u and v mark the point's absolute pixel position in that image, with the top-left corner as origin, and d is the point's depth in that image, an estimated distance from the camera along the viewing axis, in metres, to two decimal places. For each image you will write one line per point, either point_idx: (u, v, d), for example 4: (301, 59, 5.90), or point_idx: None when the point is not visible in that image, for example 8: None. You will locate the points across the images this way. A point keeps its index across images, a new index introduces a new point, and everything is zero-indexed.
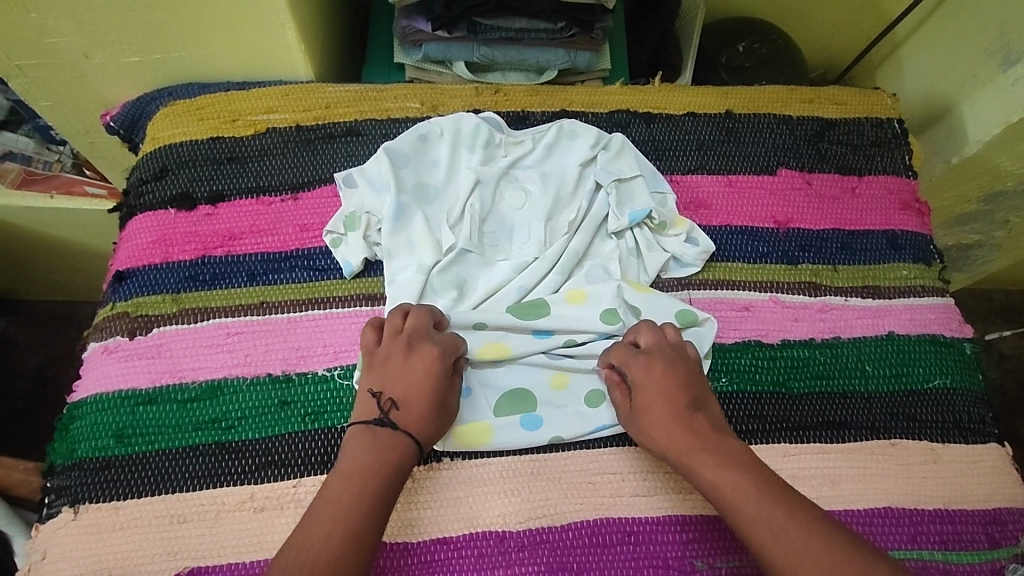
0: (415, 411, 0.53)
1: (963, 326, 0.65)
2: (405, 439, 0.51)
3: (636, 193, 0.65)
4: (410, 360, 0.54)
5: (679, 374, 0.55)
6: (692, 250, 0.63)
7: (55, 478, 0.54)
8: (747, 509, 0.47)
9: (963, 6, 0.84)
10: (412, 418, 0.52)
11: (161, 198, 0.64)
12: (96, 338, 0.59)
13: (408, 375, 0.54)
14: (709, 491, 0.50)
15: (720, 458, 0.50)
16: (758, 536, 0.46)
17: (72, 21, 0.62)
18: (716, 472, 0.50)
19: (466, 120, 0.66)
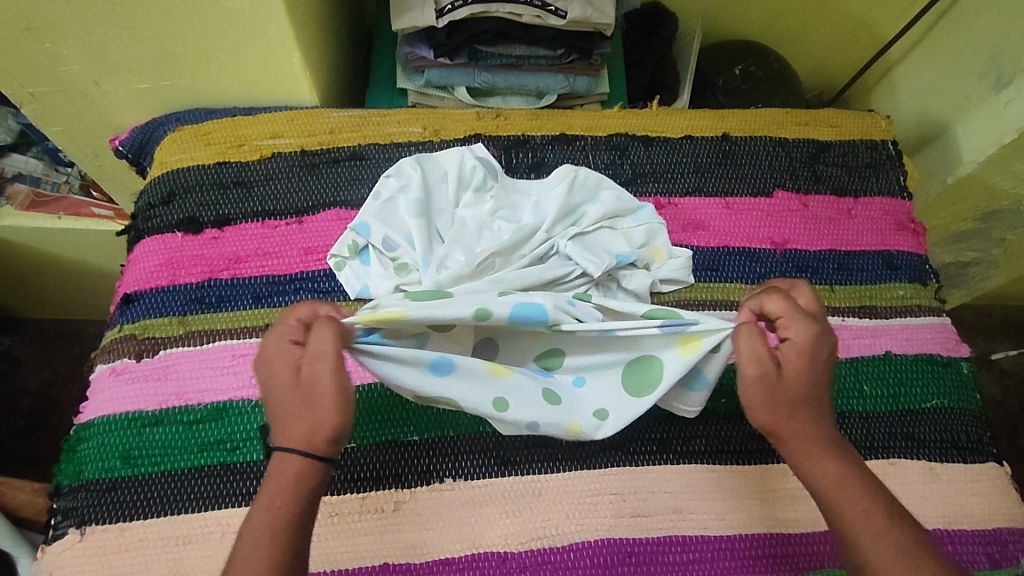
0: (289, 415, 0.45)
1: (960, 346, 0.66)
2: (284, 456, 0.44)
3: (619, 235, 0.65)
4: (270, 363, 0.47)
5: (829, 358, 0.49)
6: (676, 267, 0.64)
7: (61, 499, 0.55)
8: (857, 513, 0.45)
9: (954, 29, 0.85)
10: (292, 428, 0.45)
11: (168, 222, 0.65)
12: (103, 360, 0.60)
13: (272, 381, 0.46)
14: (822, 490, 0.47)
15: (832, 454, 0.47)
16: (860, 542, 0.45)
17: (85, 51, 0.64)
18: (828, 471, 0.47)
19: (467, 159, 0.67)
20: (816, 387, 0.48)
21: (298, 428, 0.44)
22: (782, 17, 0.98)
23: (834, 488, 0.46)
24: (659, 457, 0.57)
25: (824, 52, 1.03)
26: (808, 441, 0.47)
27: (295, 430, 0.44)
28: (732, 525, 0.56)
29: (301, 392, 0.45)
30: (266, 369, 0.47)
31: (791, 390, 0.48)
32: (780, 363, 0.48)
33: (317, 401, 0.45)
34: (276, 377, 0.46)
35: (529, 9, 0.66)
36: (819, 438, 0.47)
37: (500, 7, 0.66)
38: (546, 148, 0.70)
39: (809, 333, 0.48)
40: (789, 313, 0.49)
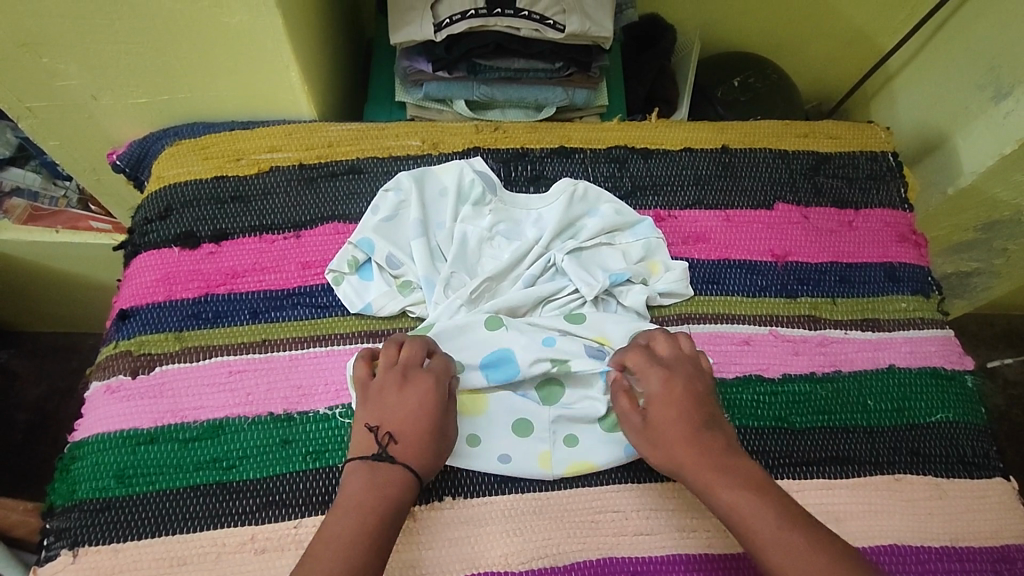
0: (412, 441, 0.52)
1: (963, 358, 0.65)
2: (400, 471, 0.50)
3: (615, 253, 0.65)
4: (406, 396, 0.53)
5: (695, 390, 0.54)
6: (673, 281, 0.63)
7: (54, 520, 0.54)
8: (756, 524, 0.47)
9: (952, 40, 0.85)
10: (412, 449, 0.51)
11: (165, 237, 0.64)
12: (98, 377, 0.59)
13: (407, 410, 0.53)
14: (727, 516, 0.49)
15: (729, 474, 0.50)
16: (764, 550, 0.46)
17: (82, 65, 0.64)
18: (729, 490, 0.49)
19: (463, 173, 0.66)
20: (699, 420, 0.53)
21: (423, 455, 0.51)
22: (781, 29, 0.98)
23: (730, 503, 0.49)
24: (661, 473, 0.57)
25: (822, 64, 1.03)
26: (704, 464, 0.51)
27: (419, 455, 0.51)
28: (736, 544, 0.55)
29: (434, 426, 0.53)
30: (392, 398, 0.53)
31: (677, 425, 0.52)
32: (657, 404, 0.53)
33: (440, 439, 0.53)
34: (412, 407, 0.53)
35: (528, 23, 0.66)
36: (708, 461, 0.51)
37: (499, 21, 0.65)
38: (546, 161, 0.70)
39: (663, 375, 0.54)
40: (643, 363, 0.55)
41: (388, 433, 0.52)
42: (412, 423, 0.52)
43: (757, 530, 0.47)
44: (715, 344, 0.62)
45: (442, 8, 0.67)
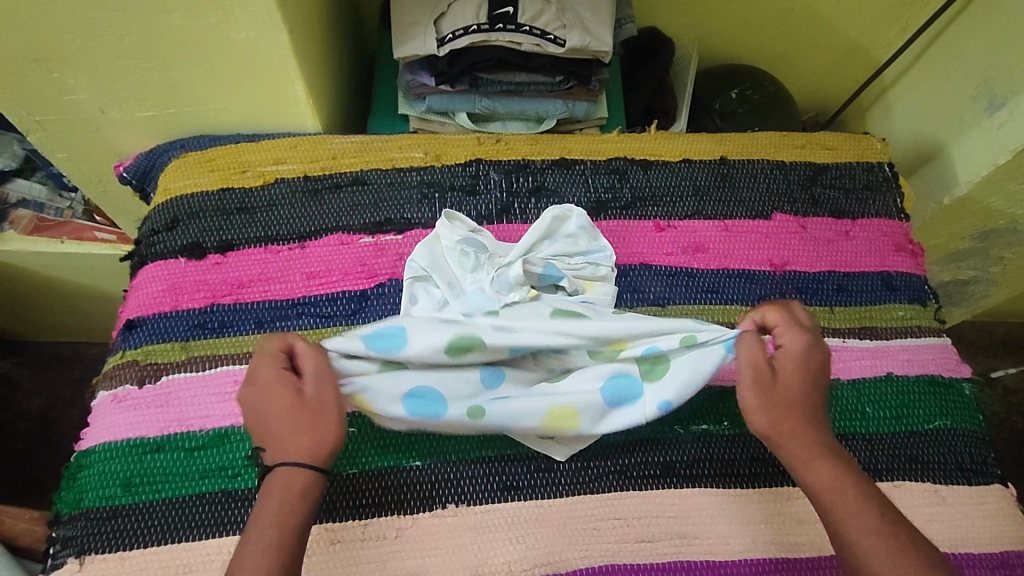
0: (286, 439, 0.49)
1: (960, 366, 0.66)
2: (290, 473, 0.48)
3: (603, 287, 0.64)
4: (268, 393, 0.51)
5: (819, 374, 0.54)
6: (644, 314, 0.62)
7: (60, 528, 0.55)
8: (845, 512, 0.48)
9: (946, 53, 0.87)
10: (291, 443, 0.49)
11: (172, 248, 0.65)
12: (104, 386, 0.60)
13: (273, 409, 0.50)
14: (816, 493, 0.50)
15: (822, 454, 0.51)
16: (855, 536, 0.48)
17: (92, 79, 0.65)
18: (818, 470, 0.50)
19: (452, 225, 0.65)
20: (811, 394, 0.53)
21: (300, 444, 0.49)
22: (777, 42, 1.00)
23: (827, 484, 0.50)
24: (662, 480, 0.57)
25: (818, 76, 1.04)
26: (805, 440, 0.51)
27: (295, 445, 0.49)
28: (737, 550, 0.55)
29: (298, 411, 0.50)
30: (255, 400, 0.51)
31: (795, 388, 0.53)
32: (786, 364, 0.54)
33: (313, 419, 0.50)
34: (274, 405, 0.50)
35: (529, 38, 0.67)
36: (807, 441, 0.51)
37: (501, 36, 0.67)
38: (546, 172, 0.71)
39: (804, 341, 0.54)
40: (779, 328, 0.55)
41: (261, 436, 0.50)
42: (278, 422, 0.50)
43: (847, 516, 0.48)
44: None
45: (445, 23, 0.68)
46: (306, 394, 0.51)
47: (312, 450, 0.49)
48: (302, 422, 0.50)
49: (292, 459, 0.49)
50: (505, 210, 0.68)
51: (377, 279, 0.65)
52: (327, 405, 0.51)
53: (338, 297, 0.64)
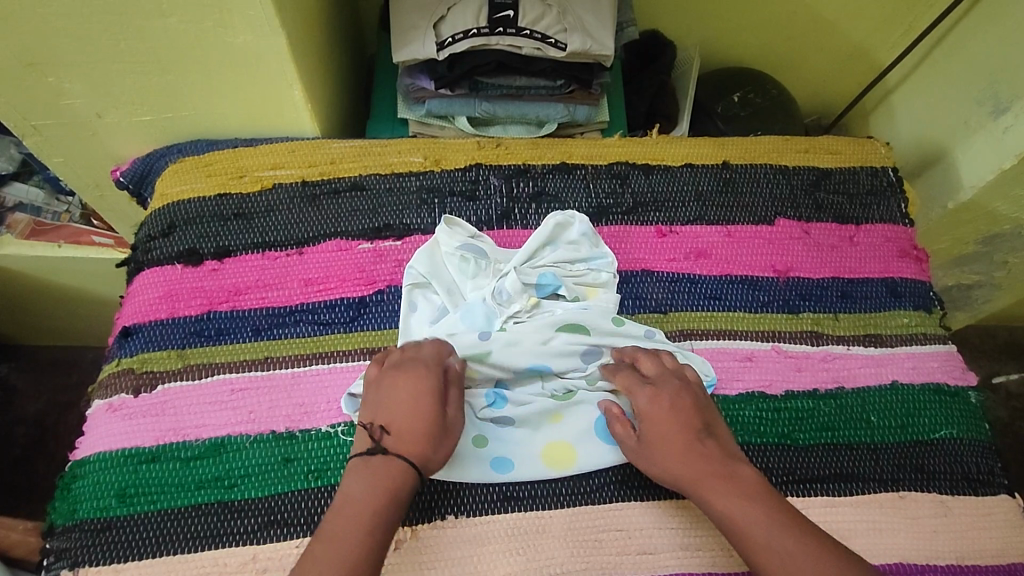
0: (407, 433, 0.50)
1: (966, 374, 0.65)
2: (395, 462, 0.49)
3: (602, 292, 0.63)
4: (405, 391, 0.52)
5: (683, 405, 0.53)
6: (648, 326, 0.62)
7: (54, 540, 0.54)
8: (761, 537, 0.47)
9: (950, 56, 0.86)
10: (408, 441, 0.50)
11: (168, 254, 0.65)
12: (100, 395, 0.59)
13: (398, 399, 0.51)
14: (724, 522, 0.49)
15: (734, 485, 0.50)
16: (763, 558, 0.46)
17: (88, 84, 0.64)
18: (729, 500, 0.49)
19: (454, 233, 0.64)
20: (689, 437, 0.52)
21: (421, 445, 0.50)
22: (780, 45, 0.99)
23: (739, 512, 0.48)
24: (665, 491, 0.56)
25: (821, 79, 1.04)
26: (701, 472, 0.50)
27: (413, 446, 0.50)
28: (740, 563, 0.54)
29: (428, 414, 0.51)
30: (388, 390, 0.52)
31: (670, 432, 0.52)
32: (649, 418, 0.53)
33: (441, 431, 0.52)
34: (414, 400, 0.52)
35: (530, 42, 0.66)
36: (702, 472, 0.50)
37: (501, 40, 0.66)
38: (547, 177, 0.70)
39: (651, 393, 0.54)
40: (631, 383, 0.56)
41: (387, 422, 0.51)
42: (408, 412, 0.51)
43: (755, 540, 0.47)
44: (718, 361, 0.62)
45: (445, 27, 0.67)
46: (427, 392, 0.52)
47: (421, 454, 0.50)
48: (429, 430, 0.51)
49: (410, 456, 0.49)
50: (505, 215, 0.68)
51: (377, 286, 0.64)
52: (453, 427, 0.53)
53: (337, 304, 0.63)
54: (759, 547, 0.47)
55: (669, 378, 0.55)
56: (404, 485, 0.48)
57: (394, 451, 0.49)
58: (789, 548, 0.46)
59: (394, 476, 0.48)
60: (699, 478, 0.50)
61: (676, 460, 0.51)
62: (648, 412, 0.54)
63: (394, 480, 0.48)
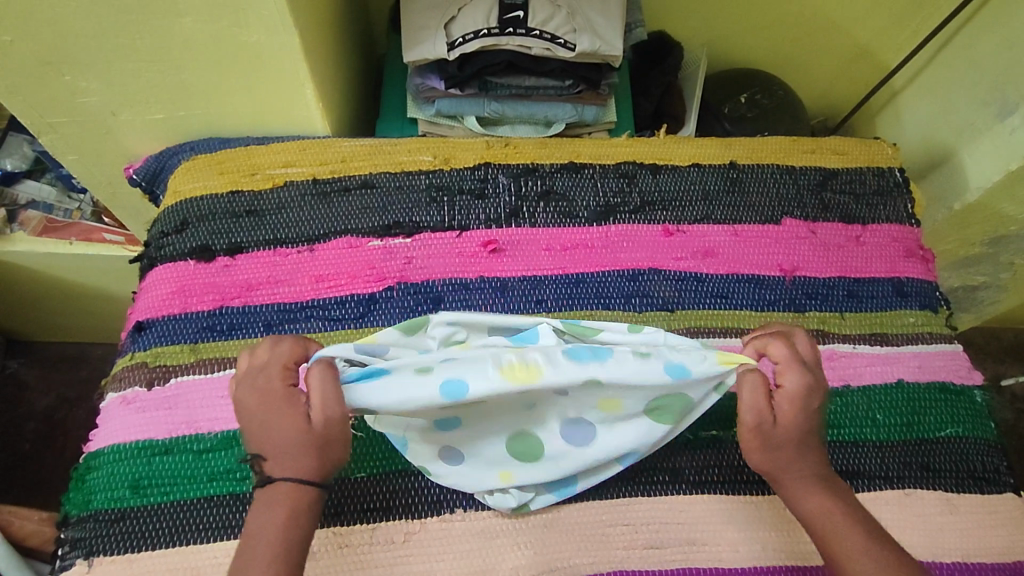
0: (280, 454, 0.47)
1: (972, 373, 0.65)
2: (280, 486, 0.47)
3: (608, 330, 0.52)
4: (273, 414, 0.48)
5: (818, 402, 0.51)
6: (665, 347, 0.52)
7: (69, 529, 0.55)
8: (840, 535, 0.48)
9: (957, 58, 0.86)
10: (286, 463, 0.47)
11: (181, 250, 0.65)
12: (113, 388, 0.60)
13: (268, 421, 0.48)
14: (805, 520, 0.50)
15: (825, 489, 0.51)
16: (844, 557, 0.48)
17: (103, 82, 0.65)
18: (815, 499, 0.50)
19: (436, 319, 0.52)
20: (820, 435, 0.51)
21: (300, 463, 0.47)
22: (786, 46, 0.99)
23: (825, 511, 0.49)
24: (671, 487, 0.57)
25: (827, 80, 1.04)
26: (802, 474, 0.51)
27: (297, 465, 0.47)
28: (747, 558, 0.54)
29: (297, 427, 0.48)
30: (249, 407, 0.49)
31: (796, 425, 0.50)
32: (786, 404, 0.50)
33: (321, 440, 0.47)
34: (285, 423, 0.48)
35: (539, 42, 0.67)
36: (804, 471, 0.51)
37: (511, 40, 0.67)
38: (555, 176, 0.70)
39: (802, 377, 0.50)
40: (787, 363, 0.51)
41: (263, 446, 0.48)
42: (279, 437, 0.47)
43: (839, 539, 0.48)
44: None
45: (455, 27, 0.68)
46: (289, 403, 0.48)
47: (305, 470, 0.47)
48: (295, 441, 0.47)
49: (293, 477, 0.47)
50: (514, 214, 0.68)
51: (386, 282, 0.65)
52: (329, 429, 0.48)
53: (347, 300, 0.64)
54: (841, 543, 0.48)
55: (792, 377, 0.50)
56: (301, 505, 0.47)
57: (278, 476, 0.47)
58: (855, 546, 0.48)
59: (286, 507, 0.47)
60: (800, 477, 0.50)
61: (787, 455, 0.50)
62: (785, 399, 0.50)
63: (286, 499, 0.47)
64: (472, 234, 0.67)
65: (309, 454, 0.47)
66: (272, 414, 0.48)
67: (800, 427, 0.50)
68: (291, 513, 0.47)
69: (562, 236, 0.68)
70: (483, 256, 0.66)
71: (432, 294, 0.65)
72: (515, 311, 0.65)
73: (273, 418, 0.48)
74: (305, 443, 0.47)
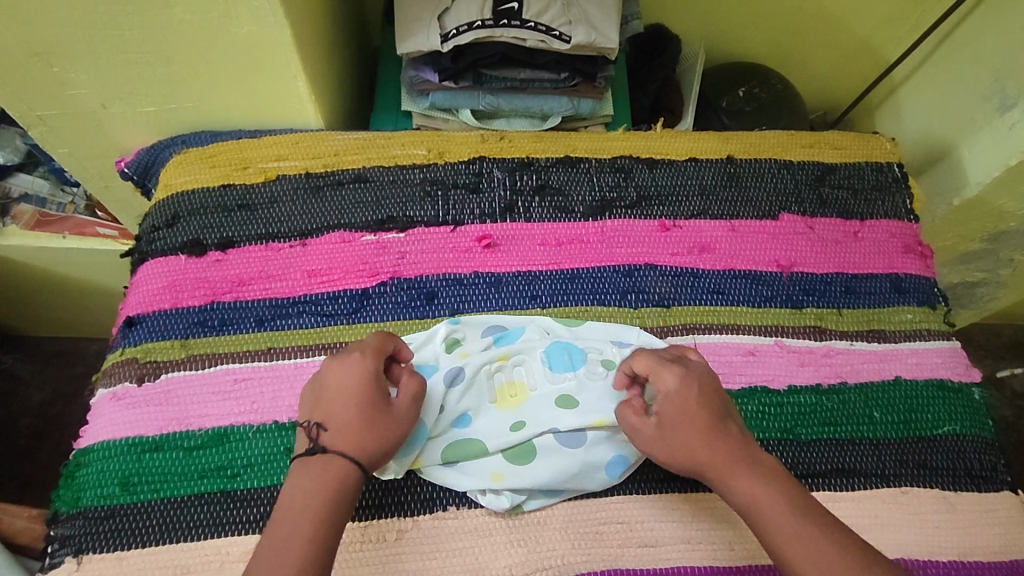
0: (344, 426, 0.49)
1: (970, 371, 0.64)
2: (334, 458, 0.48)
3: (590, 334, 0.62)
4: (350, 387, 0.51)
5: (705, 396, 0.52)
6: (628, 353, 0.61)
7: (59, 527, 0.54)
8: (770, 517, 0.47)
9: (958, 51, 0.85)
10: (346, 435, 0.49)
11: (172, 244, 0.65)
12: (104, 384, 0.60)
13: (337, 394, 0.51)
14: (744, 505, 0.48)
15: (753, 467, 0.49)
16: (778, 537, 0.46)
17: (92, 74, 0.64)
18: (744, 482, 0.49)
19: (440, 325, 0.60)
20: (708, 423, 0.51)
21: (361, 438, 0.49)
22: (785, 39, 0.98)
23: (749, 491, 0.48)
24: (665, 485, 0.56)
25: (827, 74, 1.03)
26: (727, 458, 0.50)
27: (354, 440, 0.49)
28: (741, 556, 0.54)
29: (369, 405, 0.50)
30: (323, 382, 0.52)
31: (694, 417, 0.51)
32: (667, 402, 0.52)
33: (391, 419, 0.51)
34: (360, 397, 0.50)
35: (534, 34, 0.66)
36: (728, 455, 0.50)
37: (505, 32, 0.66)
38: (551, 170, 0.70)
39: (680, 375, 0.53)
40: (653, 365, 0.54)
41: (326, 418, 0.50)
42: (349, 410, 0.50)
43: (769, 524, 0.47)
44: (721, 355, 0.62)
45: (449, 19, 0.67)
46: (367, 381, 0.51)
47: (363, 447, 0.49)
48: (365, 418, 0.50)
49: (349, 451, 0.49)
50: (508, 208, 0.67)
51: (379, 278, 0.64)
52: (398, 414, 0.51)
53: (340, 295, 0.63)
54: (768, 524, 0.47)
55: (667, 377, 0.53)
56: (346, 481, 0.48)
57: (334, 447, 0.48)
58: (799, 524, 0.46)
59: (332, 476, 0.47)
60: (720, 461, 0.49)
61: (696, 448, 0.50)
62: (667, 398, 0.52)
63: (334, 477, 0.47)
64: (466, 228, 0.66)
65: (373, 433, 0.50)
66: (348, 386, 0.51)
67: (685, 418, 0.51)
68: (338, 486, 0.47)
69: (557, 231, 0.67)
70: (477, 252, 0.66)
71: (425, 289, 0.64)
72: (509, 306, 0.64)
73: (349, 391, 0.51)
74: (367, 416, 0.50)
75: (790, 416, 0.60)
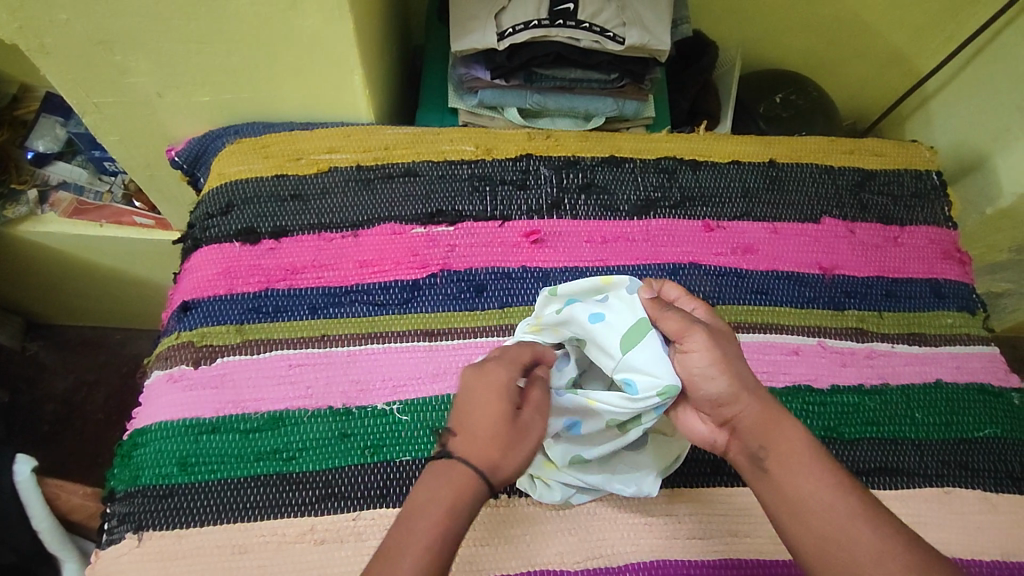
0: (477, 438, 0.47)
1: (1009, 375, 0.65)
2: (458, 469, 0.46)
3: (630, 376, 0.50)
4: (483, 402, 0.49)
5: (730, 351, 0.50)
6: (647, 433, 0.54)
7: (116, 504, 0.55)
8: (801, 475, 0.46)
9: (994, 64, 0.87)
10: (477, 446, 0.47)
11: (227, 232, 0.66)
12: (160, 366, 0.61)
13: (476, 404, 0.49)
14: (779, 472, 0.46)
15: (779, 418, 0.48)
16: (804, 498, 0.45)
17: (154, 65, 0.66)
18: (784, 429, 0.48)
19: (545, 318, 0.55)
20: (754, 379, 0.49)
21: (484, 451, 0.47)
22: (819, 49, 1.00)
23: (781, 448, 0.47)
24: (714, 478, 0.57)
25: (856, 85, 1.05)
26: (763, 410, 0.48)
27: (481, 451, 0.47)
28: (787, 550, 0.55)
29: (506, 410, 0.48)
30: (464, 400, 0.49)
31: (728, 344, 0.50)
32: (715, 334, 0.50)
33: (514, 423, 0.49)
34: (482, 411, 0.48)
35: (589, 35, 0.67)
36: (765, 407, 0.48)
37: (560, 32, 0.67)
38: (596, 169, 0.71)
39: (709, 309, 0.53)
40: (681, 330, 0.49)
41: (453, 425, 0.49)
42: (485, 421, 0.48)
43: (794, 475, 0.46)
44: (765, 353, 0.63)
45: (505, 18, 0.68)
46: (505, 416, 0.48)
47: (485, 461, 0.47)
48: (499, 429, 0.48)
49: (468, 460, 0.46)
50: (555, 205, 0.69)
51: (429, 270, 0.65)
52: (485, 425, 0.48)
53: (390, 286, 0.64)
54: (802, 491, 0.45)
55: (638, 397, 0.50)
56: (463, 497, 0.45)
57: (459, 453, 0.47)
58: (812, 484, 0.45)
59: (458, 485, 0.45)
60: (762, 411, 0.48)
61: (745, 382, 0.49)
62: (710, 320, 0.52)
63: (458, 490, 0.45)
64: (514, 224, 0.68)
65: (499, 448, 0.47)
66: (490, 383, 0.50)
67: (730, 352, 0.49)
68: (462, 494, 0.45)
69: (603, 229, 0.68)
70: (526, 246, 0.67)
71: (475, 282, 0.65)
72: None
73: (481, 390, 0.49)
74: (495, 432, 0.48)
75: (834, 419, 0.61)
